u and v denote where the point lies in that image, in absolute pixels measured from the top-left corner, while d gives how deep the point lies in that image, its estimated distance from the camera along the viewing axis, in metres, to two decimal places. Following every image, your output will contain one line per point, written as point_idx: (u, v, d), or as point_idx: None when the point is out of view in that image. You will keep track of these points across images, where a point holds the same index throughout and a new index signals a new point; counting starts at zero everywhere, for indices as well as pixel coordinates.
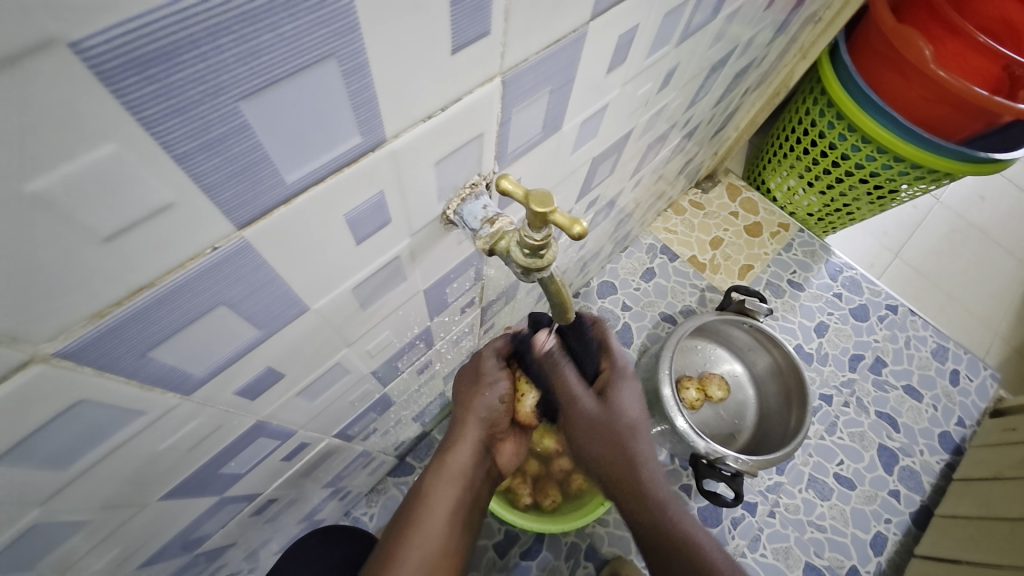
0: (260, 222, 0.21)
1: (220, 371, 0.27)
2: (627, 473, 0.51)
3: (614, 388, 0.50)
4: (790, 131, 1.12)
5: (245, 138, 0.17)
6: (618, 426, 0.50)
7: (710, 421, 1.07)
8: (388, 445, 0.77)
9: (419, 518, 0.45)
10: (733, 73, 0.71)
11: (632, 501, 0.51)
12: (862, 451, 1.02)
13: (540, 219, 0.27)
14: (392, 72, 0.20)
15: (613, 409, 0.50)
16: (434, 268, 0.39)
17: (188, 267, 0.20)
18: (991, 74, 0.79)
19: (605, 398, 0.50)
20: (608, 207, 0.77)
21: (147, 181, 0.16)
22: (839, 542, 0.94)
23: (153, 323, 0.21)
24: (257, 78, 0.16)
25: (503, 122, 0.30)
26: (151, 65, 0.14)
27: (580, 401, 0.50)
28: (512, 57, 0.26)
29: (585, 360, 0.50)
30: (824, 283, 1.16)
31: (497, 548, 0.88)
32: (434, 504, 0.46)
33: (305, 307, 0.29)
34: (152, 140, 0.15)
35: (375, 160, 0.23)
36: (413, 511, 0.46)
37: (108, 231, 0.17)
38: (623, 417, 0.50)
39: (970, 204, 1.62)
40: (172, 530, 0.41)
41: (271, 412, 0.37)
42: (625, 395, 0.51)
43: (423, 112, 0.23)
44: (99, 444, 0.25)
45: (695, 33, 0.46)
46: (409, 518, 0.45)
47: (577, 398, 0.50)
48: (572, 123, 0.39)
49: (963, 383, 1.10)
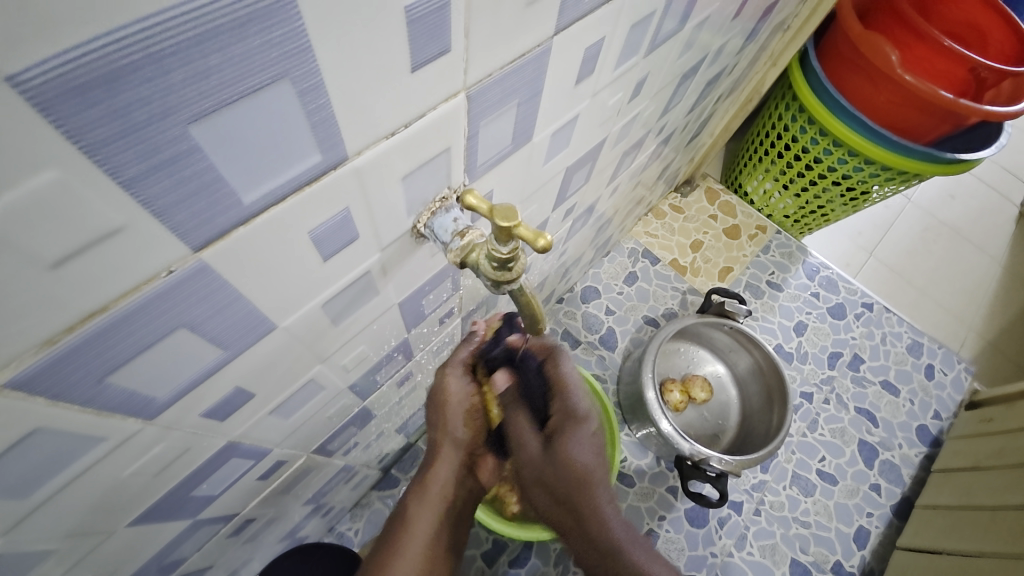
0: (219, 243, 0.21)
1: (185, 393, 0.27)
2: (575, 504, 0.53)
3: (563, 435, 0.51)
4: (763, 136, 1.15)
5: (196, 160, 0.17)
6: (569, 472, 0.51)
7: (695, 422, 1.08)
8: (372, 457, 0.76)
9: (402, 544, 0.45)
10: (705, 80, 0.72)
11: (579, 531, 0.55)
12: (842, 447, 1.04)
13: (506, 233, 0.27)
14: (352, 92, 0.20)
15: (565, 454, 0.51)
16: (408, 280, 0.39)
17: (144, 290, 0.19)
18: (958, 77, 0.82)
19: (555, 445, 0.51)
20: (588, 214, 0.78)
21: (95, 206, 0.16)
22: (823, 537, 0.96)
23: (109, 347, 0.20)
24: (206, 99, 0.16)
25: (470, 136, 0.30)
26: (93, 91, 0.13)
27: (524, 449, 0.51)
28: (475, 72, 0.26)
29: (537, 401, 0.51)
30: (801, 283, 1.19)
31: (485, 556, 0.87)
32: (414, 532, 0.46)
33: (273, 325, 0.29)
34: (97, 165, 0.15)
35: (337, 177, 0.23)
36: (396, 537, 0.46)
37: (55, 257, 0.16)
38: (574, 464, 0.51)
39: (940, 203, 1.66)
40: (146, 554, 0.40)
41: (243, 431, 0.36)
42: (574, 441, 0.51)
43: (386, 129, 0.23)
44: (61, 471, 0.24)
45: (665, 42, 0.47)
46: (388, 551, 0.45)
47: (524, 445, 0.51)
48: (543, 133, 0.39)
49: (938, 377, 1.12)
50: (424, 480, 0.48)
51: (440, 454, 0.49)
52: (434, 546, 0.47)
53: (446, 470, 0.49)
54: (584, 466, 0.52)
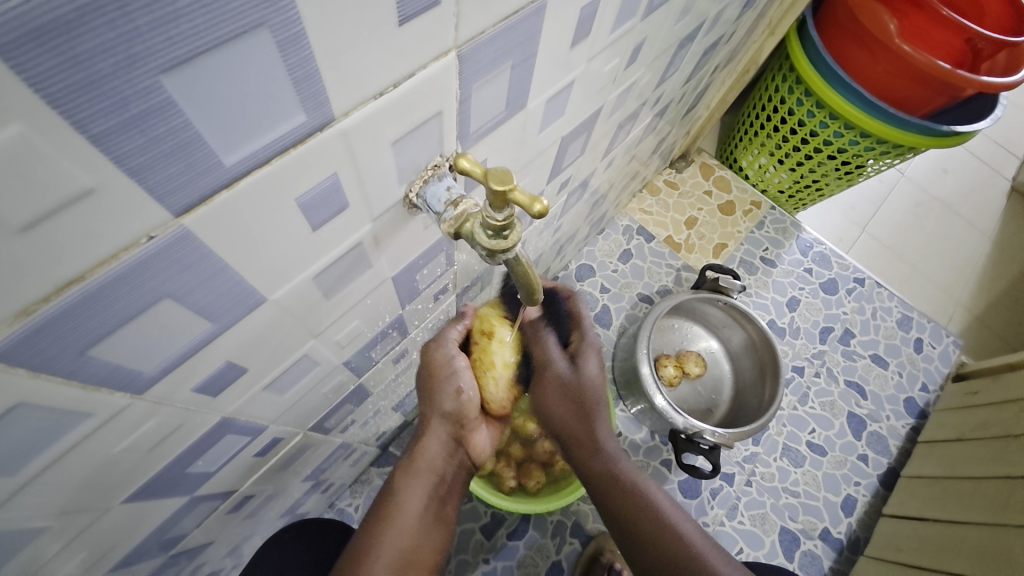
0: (201, 208, 0.20)
1: (173, 367, 0.26)
2: (585, 435, 0.54)
3: (582, 355, 0.52)
4: (760, 109, 1.13)
5: (171, 116, 0.16)
6: (589, 390, 0.52)
7: (688, 397, 1.09)
8: (369, 435, 0.77)
9: (390, 516, 0.45)
10: (702, 49, 0.71)
11: (588, 460, 0.54)
12: (832, 419, 1.05)
13: (501, 198, 0.27)
14: (335, 46, 0.19)
15: (585, 374, 0.52)
16: (400, 254, 0.38)
17: (123, 258, 0.19)
18: (955, 48, 0.81)
19: (577, 365, 0.52)
20: (582, 189, 0.77)
21: (64, 165, 0.15)
22: (812, 507, 0.98)
23: (90, 317, 0.20)
24: (177, 48, 0.15)
25: (462, 100, 0.29)
26: (52, 36, 0.12)
27: (552, 363, 0.52)
28: (466, 30, 0.25)
29: (560, 330, 0.53)
30: (795, 259, 1.19)
31: (482, 530, 0.89)
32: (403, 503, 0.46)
33: (263, 297, 0.28)
34: (64, 120, 0.14)
35: (324, 140, 0.22)
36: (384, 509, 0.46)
37: (24, 220, 0.15)
38: (592, 383, 0.52)
39: (933, 178, 1.66)
40: (144, 532, 0.40)
41: (237, 408, 0.36)
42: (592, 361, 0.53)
43: (373, 89, 0.22)
44: (48, 447, 0.24)
45: (660, 7, 0.45)
46: (377, 521, 0.45)
47: (553, 362, 0.52)
48: (537, 101, 0.38)
49: (927, 350, 1.14)
50: (412, 452, 0.49)
51: (430, 429, 0.49)
52: (425, 515, 0.47)
53: (435, 444, 0.49)
54: (598, 387, 0.53)
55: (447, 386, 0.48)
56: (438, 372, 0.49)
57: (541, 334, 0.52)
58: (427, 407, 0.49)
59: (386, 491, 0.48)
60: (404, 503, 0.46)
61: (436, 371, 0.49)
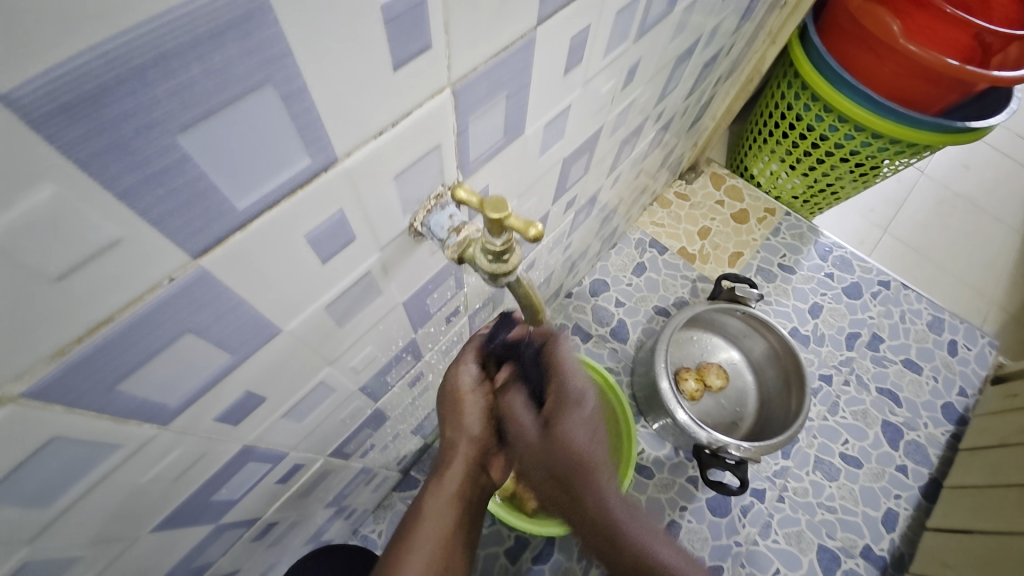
0: (216, 250, 0.21)
1: (195, 399, 0.28)
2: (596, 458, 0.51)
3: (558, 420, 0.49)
4: (767, 117, 1.13)
5: (187, 169, 0.18)
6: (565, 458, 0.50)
7: (712, 410, 1.07)
8: (391, 459, 0.77)
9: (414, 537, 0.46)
10: (701, 63, 0.72)
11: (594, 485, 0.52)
12: (866, 428, 1.02)
13: (497, 225, 0.28)
14: (336, 95, 0.21)
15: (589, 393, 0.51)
16: (410, 279, 0.40)
17: (146, 299, 0.20)
18: (963, 44, 0.80)
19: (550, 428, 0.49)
20: (590, 205, 0.77)
21: (93, 219, 0.17)
22: (850, 523, 0.94)
23: (119, 355, 0.21)
24: (191, 110, 0.17)
25: (460, 132, 0.30)
26: (81, 109, 0.14)
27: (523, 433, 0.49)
28: (458, 68, 0.26)
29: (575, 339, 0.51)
30: (814, 265, 1.17)
31: (508, 553, 0.88)
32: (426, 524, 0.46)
33: (278, 329, 0.29)
34: (91, 180, 0.16)
35: (329, 180, 0.24)
36: (410, 531, 0.46)
37: (59, 270, 0.17)
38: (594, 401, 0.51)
39: (955, 175, 1.62)
40: (172, 560, 0.41)
41: (257, 435, 0.37)
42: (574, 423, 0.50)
43: (373, 129, 0.24)
44: (81, 478, 0.25)
45: (653, 27, 0.47)
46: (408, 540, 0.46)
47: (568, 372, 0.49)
48: (535, 126, 0.39)
49: (962, 353, 1.10)
50: (439, 475, 0.49)
51: (455, 454, 0.49)
52: (454, 535, 0.47)
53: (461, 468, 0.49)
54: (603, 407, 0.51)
55: (472, 410, 0.49)
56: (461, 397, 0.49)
57: (513, 406, 0.49)
58: (452, 429, 0.49)
59: (412, 514, 0.48)
60: (429, 526, 0.46)
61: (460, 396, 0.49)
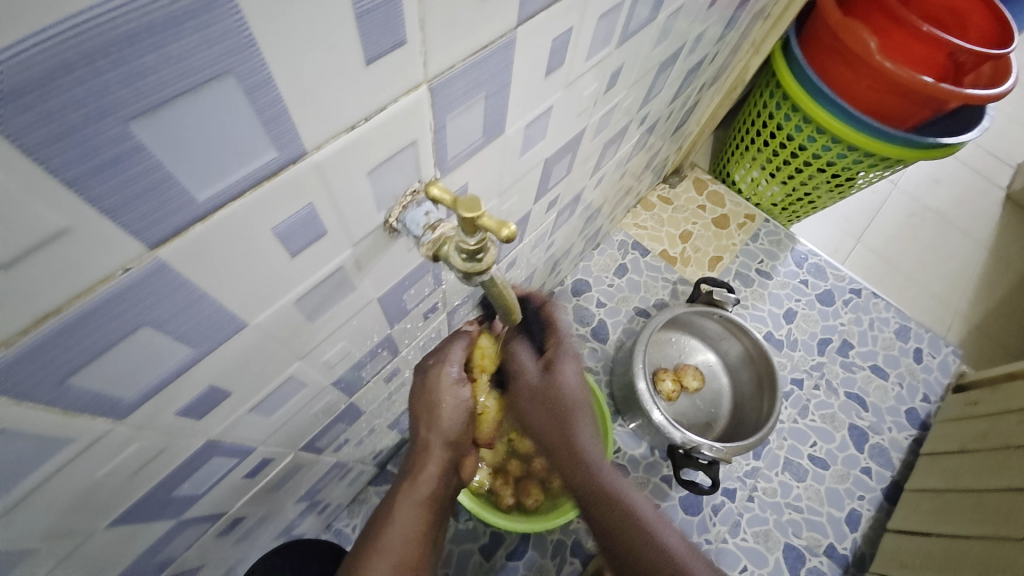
0: (175, 241, 0.21)
1: (155, 392, 0.27)
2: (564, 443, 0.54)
3: (558, 365, 0.51)
4: (750, 124, 1.15)
5: (142, 159, 0.17)
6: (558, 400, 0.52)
7: (687, 411, 1.09)
8: (365, 454, 0.77)
9: (382, 537, 0.45)
10: (686, 69, 0.72)
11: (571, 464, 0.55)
12: (833, 432, 1.05)
13: (470, 224, 0.28)
14: (304, 89, 0.20)
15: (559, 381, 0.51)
16: (385, 275, 0.39)
17: (99, 290, 0.19)
18: (937, 61, 0.83)
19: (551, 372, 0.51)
20: (573, 205, 0.78)
21: (39, 208, 0.16)
22: (815, 522, 0.97)
23: (70, 347, 0.20)
24: (145, 98, 0.16)
25: (437, 129, 0.30)
26: (24, 95, 0.13)
27: (523, 372, 0.52)
28: (435, 65, 0.26)
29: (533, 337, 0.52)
30: (791, 271, 1.19)
31: (481, 551, 0.88)
32: (395, 525, 0.46)
33: (244, 323, 0.29)
34: (37, 168, 0.15)
35: (297, 173, 0.23)
36: (378, 534, 0.46)
37: (2, 259, 0.16)
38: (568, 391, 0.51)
39: (927, 188, 1.68)
40: (131, 556, 0.40)
41: (223, 431, 0.36)
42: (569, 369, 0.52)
43: (345, 124, 0.23)
44: (30, 474, 0.24)
45: (638, 32, 0.47)
46: (376, 538, 0.45)
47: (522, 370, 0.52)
48: (516, 126, 0.39)
49: (927, 360, 1.14)
50: (412, 474, 0.48)
51: (429, 455, 0.48)
52: (422, 538, 0.47)
53: (434, 470, 0.48)
54: (573, 396, 0.52)
55: (450, 412, 0.47)
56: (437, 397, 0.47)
57: (496, 388, 0.52)
58: (427, 430, 0.48)
59: (380, 515, 0.47)
60: (397, 529, 0.46)
61: (435, 397, 0.47)
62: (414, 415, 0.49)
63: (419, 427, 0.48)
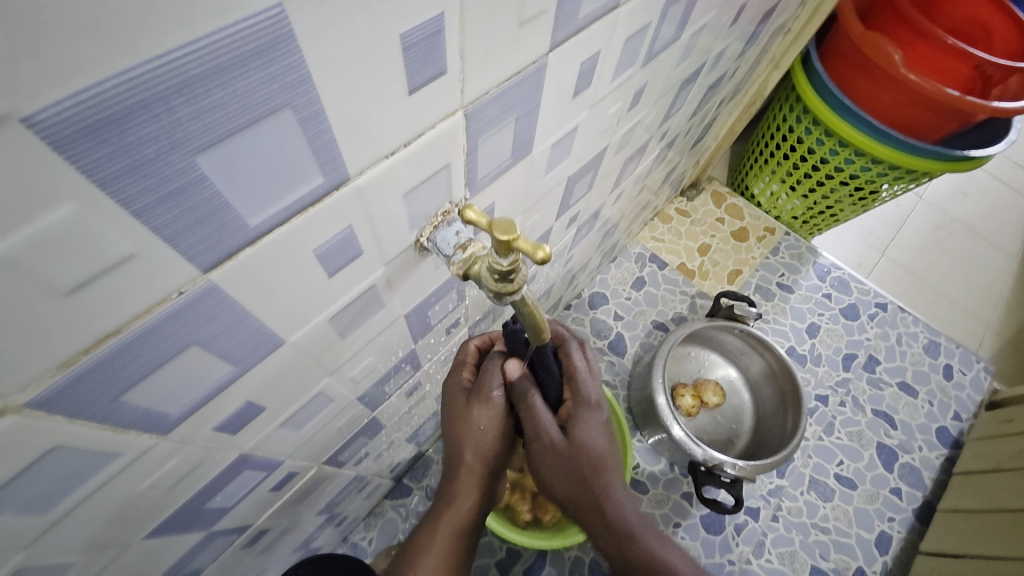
0: (226, 264, 0.21)
1: (197, 408, 0.28)
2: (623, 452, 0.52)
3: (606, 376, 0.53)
4: (769, 138, 1.14)
5: (203, 188, 0.18)
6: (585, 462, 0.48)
7: (707, 427, 1.07)
8: (384, 466, 0.77)
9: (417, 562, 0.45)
10: (706, 85, 0.73)
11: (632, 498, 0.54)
12: (860, 451, 1.02)
13: (505, 246, 0.28)
14: (351, 118, 0.21)
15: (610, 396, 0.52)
16: (413, 292, 0.40)
17: (154, 312, 0.20)
18: (963, 74, 0.82)
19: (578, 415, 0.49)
20: (592, 220, 0.78)
21: (108, 236, 0.17)
22: (844, 544, 0.94)
23: (125, 366, 0.21)
24: (211, 132, 0.17)
25: (469, 151, 0.31)
26: (104, 131, 0.14)
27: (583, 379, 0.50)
28: (472, 91, 0.26)
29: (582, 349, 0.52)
30: (813, 285, 1.18)
31: (498, 566, 0.87)
32: (429, 544, 0.46)
33: (281, 340, 0.29)
34: (110, 198, 0.16)
35: (340, 197, 0.24)
36: (413, 563, 0.45)
37: (70, 284, 0.17)
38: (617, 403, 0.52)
39: (953, 200, 1.64)
40: (161, 567, 0.40)
41: (255, 444, 0.37)
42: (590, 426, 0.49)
43: (385, 149, 0.24)
44: (79, 486, 0.25)
45: (663, 50, 0.48)
46: (410, 563, 0.46)
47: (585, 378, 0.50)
48: (543, 145, 0.40)
49: (956, 378, 1.10)
50: (451, 491, 0.48)
51: (462, 476, 0.48)
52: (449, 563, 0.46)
53: (471, 490, 0.48)
54: None
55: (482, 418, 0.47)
56: (477, 401, 0.48)
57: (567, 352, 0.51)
58: (461, 447, 0.48)
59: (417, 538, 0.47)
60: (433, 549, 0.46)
61: (476, 400, 0.48)
62: (447, 429, 0.49)
63: (448, 446, 0.48)
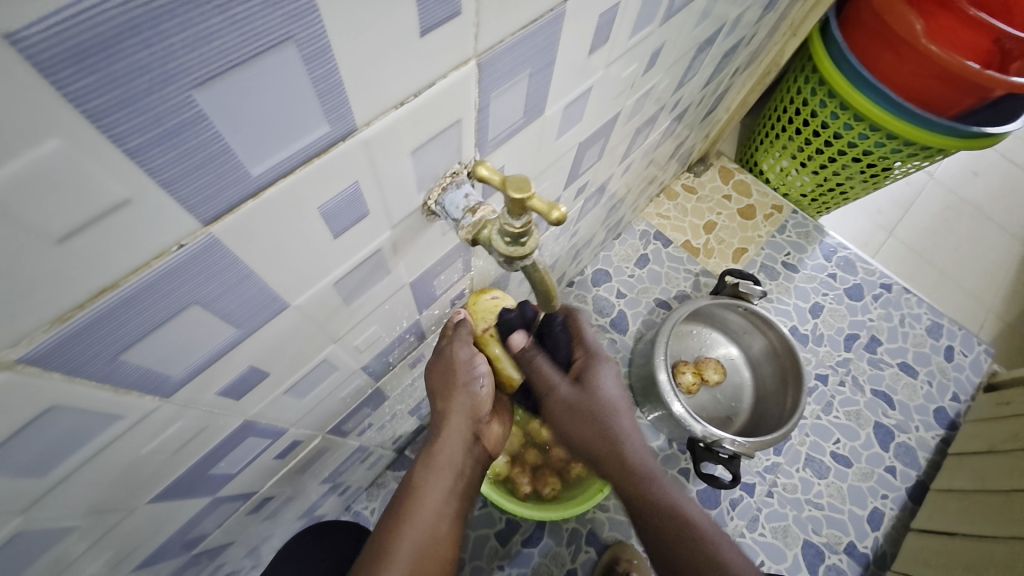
0: (228, 217, 0.20)
1: (199, 372, 0.27)
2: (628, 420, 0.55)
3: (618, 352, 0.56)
4: (781, 112, 1.11)
5: (202, 129, 0.17)
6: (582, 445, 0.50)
7: (707, 404, 1.07)
8: (386, 438, 0.77)
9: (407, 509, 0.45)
10: (721, 53, 0.70)
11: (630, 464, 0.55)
12: (858, 429, 1.02)
13: (519, 206, 0.27)
14: (360, 60, 0.20)
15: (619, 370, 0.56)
16: (419, 260, 0.39)
17: (153, 266, 0.19)
18: (983, 48, 0.78)
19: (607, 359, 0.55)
20: (599, 194, 0.76)
21: (100, 178, 0.15)
22: (837, 520, 0.95)
23: (123, 324, 0.20)
24: (209, 65, 0.15)
25: (481, 108, 0.29)
26: (90, 54, 0.13)
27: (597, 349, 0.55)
28: (485, 39, 0.25)
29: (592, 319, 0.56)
30: (818, 264, 1.16)
31: (497, 536, 0.88)
32: (420, 492, 0.46)
33: (285, 304, 0.28)
34: (102, 135, 0.15)
35: (346, 149, 0.23)
36: (402, 504, 0.46)
37: (62, 231, 0.16)
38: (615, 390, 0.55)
39: (963, 180, 1.61)
40: (166, 532, 0.40)
41: (259, 411, 0.36)
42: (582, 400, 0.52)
43: (395, 99, 0.23)
44: (79, 449, 0.25)
45: (680, 11, 0.45)
46: (398, 509, 0.46)
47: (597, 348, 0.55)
48: (555, 108, 0.38)
49: (958, 359, 1.10)
50: (431, 451, 0.49)
51: (447, 426, 0.49)
52: (446, 510, 0.46)
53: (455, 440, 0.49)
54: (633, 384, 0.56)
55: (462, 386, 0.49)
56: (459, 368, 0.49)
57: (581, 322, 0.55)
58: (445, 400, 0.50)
59: (407, 484, 0.48)
60: (422, 497, 0.46)
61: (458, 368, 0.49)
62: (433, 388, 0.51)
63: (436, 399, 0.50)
